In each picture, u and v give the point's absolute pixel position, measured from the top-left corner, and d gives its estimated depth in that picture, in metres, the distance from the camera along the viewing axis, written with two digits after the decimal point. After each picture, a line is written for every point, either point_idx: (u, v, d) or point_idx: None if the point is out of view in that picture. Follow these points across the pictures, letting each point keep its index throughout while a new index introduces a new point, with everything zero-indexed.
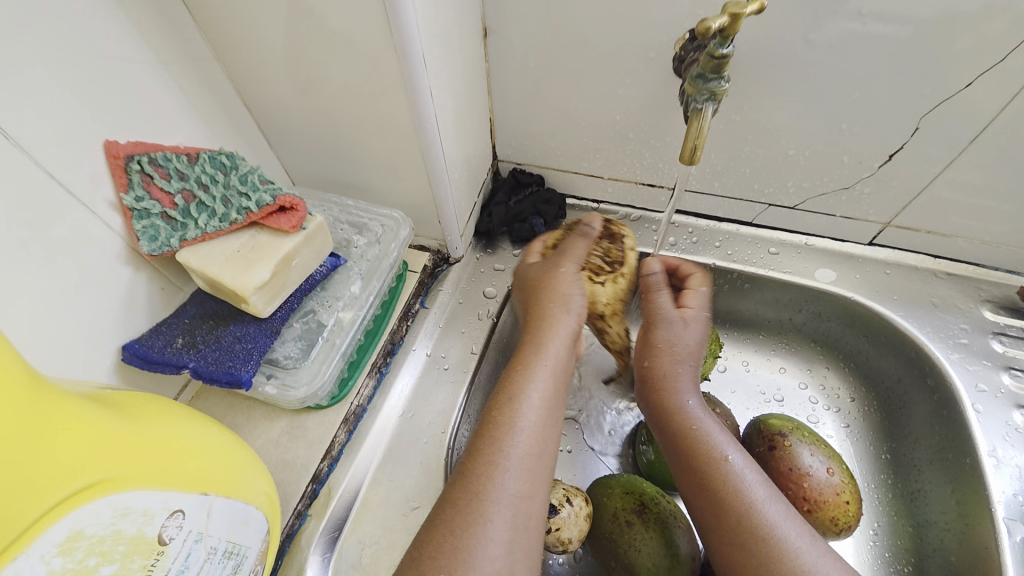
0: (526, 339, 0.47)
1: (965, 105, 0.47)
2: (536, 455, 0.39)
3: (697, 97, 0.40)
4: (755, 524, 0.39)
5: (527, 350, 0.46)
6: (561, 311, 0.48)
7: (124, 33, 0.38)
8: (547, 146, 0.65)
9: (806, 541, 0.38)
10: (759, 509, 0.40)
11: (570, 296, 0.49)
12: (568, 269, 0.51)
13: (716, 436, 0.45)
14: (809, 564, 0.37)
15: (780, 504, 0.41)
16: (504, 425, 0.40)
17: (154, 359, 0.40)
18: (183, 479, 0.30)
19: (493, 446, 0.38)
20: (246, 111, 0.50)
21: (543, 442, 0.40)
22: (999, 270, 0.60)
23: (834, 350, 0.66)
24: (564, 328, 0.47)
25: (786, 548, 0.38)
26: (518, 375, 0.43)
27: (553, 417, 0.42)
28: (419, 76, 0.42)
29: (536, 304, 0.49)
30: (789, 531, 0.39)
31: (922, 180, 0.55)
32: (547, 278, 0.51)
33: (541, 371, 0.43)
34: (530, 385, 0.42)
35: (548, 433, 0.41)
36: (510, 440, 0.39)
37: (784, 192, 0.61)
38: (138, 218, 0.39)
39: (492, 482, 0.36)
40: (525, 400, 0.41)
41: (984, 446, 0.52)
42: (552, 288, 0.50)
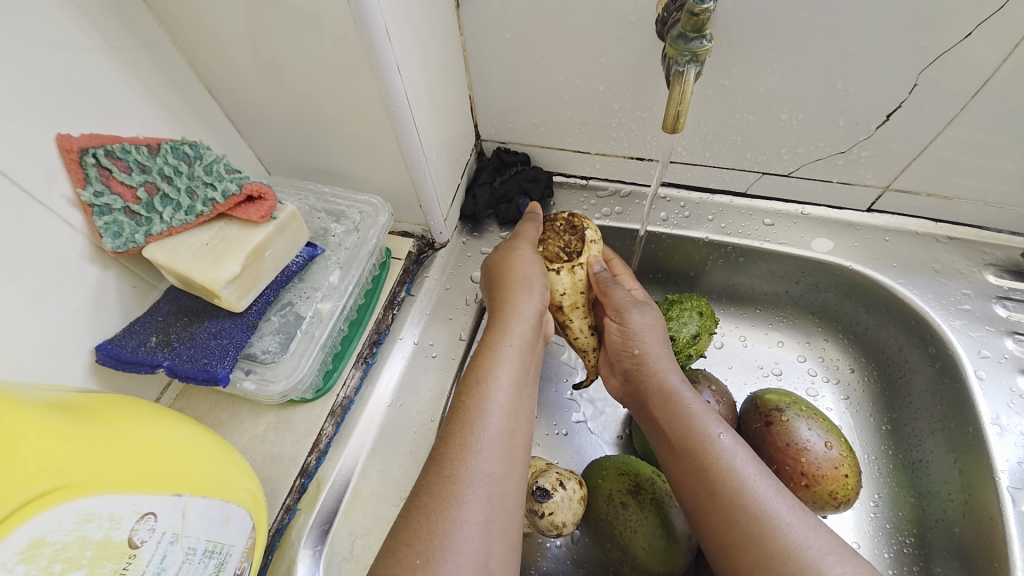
0: (490, 324, 0.47)
1: (968, 56, 0.45)
2: (510, 435, 0.39)
3: (679, 59, 0.37)
4: (745, 502, 0.38)
5: (491, 333, 0.45)
6: (523, 291, 0.48)
7: (67, 19, 0.35)
8: (530, 122, 0.62)
9: (796, 515, 0.37)
10: (751, 487, 0.39)
11: (530, 276, 0.49)
12: (528, 253, 0.51)
13: (703, 417, 0.44)
14: (803, 540, 0.36)
15: (769, 480, 0.40)
16: (473, 407, 0.39)
17: (127, 359, 0.39)
18: (153, 481, 0.29)
19: (464, 430, 0.38)
20: (211, 99, 0.48)
21: (516, 423, 0.40)
22: (1002, 233, 0.58)
23: (833, 321, 0.64)
24: (528, 308, 0.47)
25: (777, 524, 0.37)
26: (484, 358, 0.43)
27: (523, 396, 0.42)
28: (384, 51, 0.40)
29: (498, 289, 0.49)
30: (780, 506, 0.38)
31: (922, 140, 0.52)
32: (519, 264, 0.50)
33: (506, 351, 0.43)
34: (496, 366, 0.42)
35: (517, 412, 0.41)
36: (481, 421, 0.39)
37: (778, 159, 0.58)
38: (99, 215, 0.38)
39: (466, 465, 0.36)
40: (494, 381, 0.41)
41: (986, 414, 0.50)
42: (512, 272, 0.49)
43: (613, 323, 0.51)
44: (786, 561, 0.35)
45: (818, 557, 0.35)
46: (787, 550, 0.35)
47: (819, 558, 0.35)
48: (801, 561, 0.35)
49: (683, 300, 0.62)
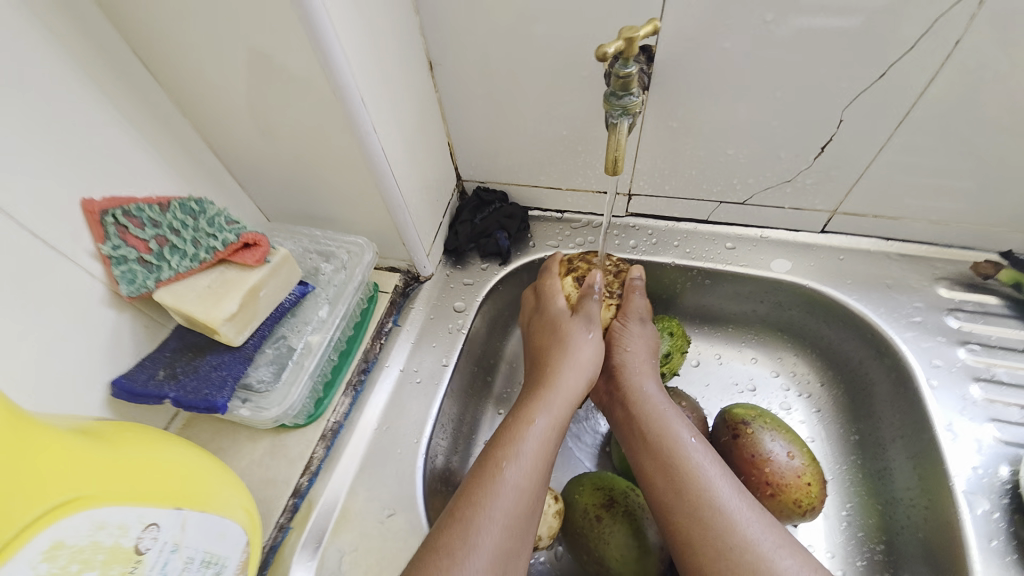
0: (532, 392, 0.50)
1: (882, 95, 0.50)
2: (525, 509, 0.42)
3: (612, 113, 0.42)
4: (712, 498, 0.42)
5: (531, 404, 0.48)
6: (573, 372, 0.50)
7: (92, 103, 0.42)
8: (505, 164, 0.68)
9: (752, 515, 0.41)
10: (716, 486, 0.43)
11: (588, 362, 0.52)
12: (593, 336, 0.53)
13: (673, 420, 0.48)
14: (758, 534, 0.39)
15: (732, 480, 0.43)
16: (501, 478, 0.42)
17: (138, 392, 0.44)
18: (158, 496, 0.34)
19: (486, 496, 0.41)
20: (215, 158, 0.55)
21: (534, 499, 0.43)
22: (951, 247, 0.62)
23: (800, 338, 0.68)
24: (573, 388, 0.50)
25: (737, 520, 0.40)
26: (520, 427, 0.46)
27: (543, 474, 0.45)
28: (361, 114, 0.46)
29: (549, 357, 0.52)
30: (738, 504, 0.41)
31: (859, 166, 0.57)
32: (571, 336, 0.52)
33: (540, 427, 0.46)
34: (527, 439, 0.45)
35: (537, 490, 0.44)
36: (501, 494, 0.42)
37: (732, 189, 0.63)
38: (116, 264, 0.43)
39: (479, 533, 0.39)
40: (522, 454, 0.44)
41: (940, 420, 0.52)
42: (570, 346, 0.52)
43: (617, 323, 0.55)
44: (742, 553, 0.39)
45: (771, 551, 0.38)
46: (744, 544, 0.39)
47: (770, 551, 0.38)
48: (756, 552, 0.38)
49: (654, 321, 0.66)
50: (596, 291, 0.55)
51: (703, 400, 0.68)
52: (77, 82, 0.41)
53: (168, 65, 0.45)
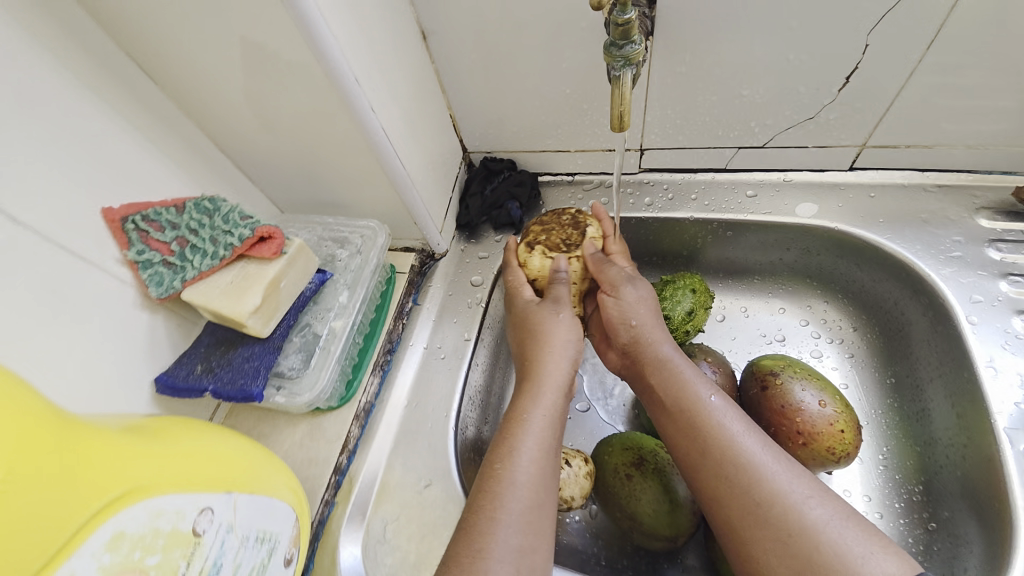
0: (521, 388, 0.48)
1: (912, 11, 0.46)
2: (538, 505, 0.40)
3: (613, 65, 0.40)
4: (735, 455, 0.41)
5: (522, 398, 0.46)
6: (557, 356, 0.49)
7: (97, 111, 0.43)
8: (510, 131, 0.67)
9: (782, 466, 0.40)
10: (738, 442, 0.41)
11: (566, 342, 0.49)
12: (565, 315, 0.51)
13: (693, 380, 0.46)
14: (786, 485, 0.38)
15: (756, 435, 0.42)
16: (503, 479, 0.40)
17: (181, 387, 0.47)
18: (208, 482, 0.36)
19: (491, 499, 0.40)
20: (222, 155, 0.55)
21: (544, 493, 0.41)
22: (994, 173, 0.58)
23: (830, 283, 0.65)
24: (559, 375, 0.48)
25: (763, 474, 0.39)
26: (515, 426, 0.44)
27: (550, 467, 0.43)
28: (357, 94, 0.45)
29: (529, 348, 0.50)
30: (766, 458, 0.40)
31: (888, 94, 0.53)
32: (544, 321, 0.51)
33: (537, 420, 0.44)
34: (525, 436, 0.43)
35: (546, 484, 0.42)
36: (509, 495, 0.40)
37: (750, 133, 0.60)
38: (144, 268, 0.45)
39: (491, 537, 0.37)
40: (522, 453, 0.42)
41: (981, 356, 0.50)
42: (545, 332, 0.50)
43: (608, 298, 0.53)
44: (771, 506, 0.38)
45: (800, 500, 0.37)
46: (772, 497, 0.38)
47: (801, 500, 0.37)
48: (786, 504, 0.37)
49: (676, 279, 0.65)
50: (563, 272, 0.54)
51: (731, 355, 0.67)
52: (74, 91, 0.41)
53: (164, 65, 0.46)
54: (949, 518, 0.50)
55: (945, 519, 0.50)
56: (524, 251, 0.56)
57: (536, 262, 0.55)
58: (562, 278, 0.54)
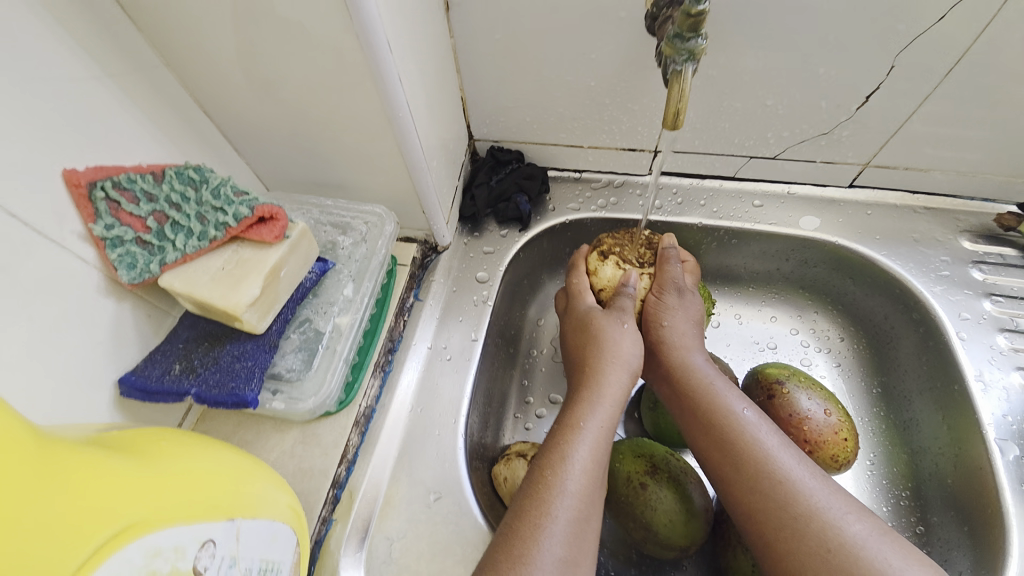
0: (575, 396, 0.46)
1: (937, 39, 0.47)
2: (584, 519, 0.38)
3: (676, 58, 0.40)
4: (770, 470, 0.40)
5: (577, 407, 0.44)
6: (618, 368, 0.47)
7: (63, 51, 0.35)
8: (523, 120, 0.63)
9: (817, 481, 0.40)
10: (774, 457, 0.41)
11: (631, 355, 0.48)
12: (630, 326, 0.50)
13: (725, 394, 0.46)
14: (823, 503, 0.38)
15: (791, 450, 0.42)
16: (553, 486, 0.38)
17: (154, 390, 0.40)
18: (204, 510, 0.30)
19: (539, 507, 0.37)
20: (205, 118, 0.48)
21: (592, 506, 0.39)
22: (975, 200, 0.62)
23: (823, 295, 0.68)
24: (618, 387, 0.46)
25: (800, 490, 0.39)
26: (569, 433, 0.42)
27: (601, 480, 0.41)
28: (387, 63, 0.40)
29: (590, 354, 0.49)
30: (801, 474, 0.40)
31: (900, 116, 0.55)
32: (607, 330, 0.49)
33: (593, 430, 0.42)
34: (578, 444, 0.41)
35: (595, 495, 0.40)
36: (557, 502, 0.38)
37: (764, 143, 0.61)
38: (112, 247, 0.37)
39: (537, 545, 0.35)
40: (574, 461, 0.40)
41: (971, 371, 0.54)
42: (609, 340, 0.48)
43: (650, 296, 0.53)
44: (808, 522, 0.37)
45: (839, 516, 0.37)
46: (810, 513, 0.38)
47: (838, 517, 0.37)
48: (824, 521, 0.37)
49: None
50: (631, 288, 0.52)
51: (727, 360, 0.67)
52: (37, 21, 0.33)
53: (147, 3, 0.38)
54: (938, 523, 0.54)
55: (934, 524, 0.54)
56: (596, 259, 0.55)
57: (605, 271, 0.54)
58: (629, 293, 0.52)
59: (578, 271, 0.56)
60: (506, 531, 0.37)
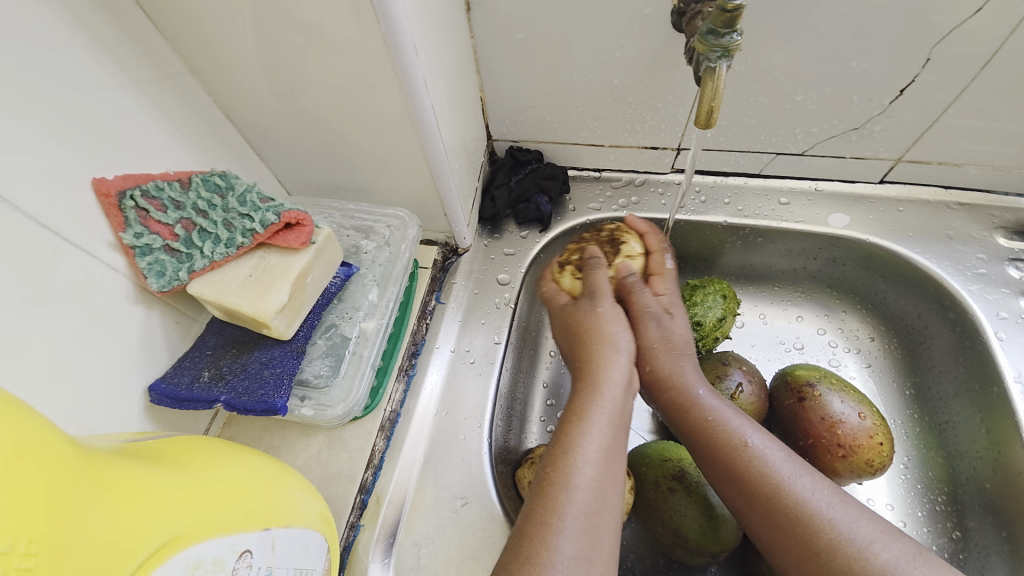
0: (577, 387, 0.45)
1: (978, 29, 0.45)
2: (595, 513, 0.37)
3: (709, 55, 0.39)
4: (786, 502, 0.39)
5: (579, 397, 0.43)
6: (615, 357, 0.46)
7: (91, 60, 0.35)
8: (543, 120, 0.62)
9: (840, 506, 0.38)
10: (788, 487, 0.40)
11: (616, 334, 0.47)
12: (606, 307, 0.49)
13: (733, 418, 0.44)
14: (847, 530, 0.37)
15: (807, 475, 0.40)
16: (559, 482, 0.37)
17: (184, 397, 0.40)
18: (239, 521, 0.30)
19: (547, 506, 0.36)
20: (228, 124, 0.48)
21: (604, 499, 0.38)
22: (1011, 195, 0.60)
23: (852, 294, 0.66)
24: (617, 371, 0.45)
25: (819, 522, 0.37)
26: (572, 426, 0.41)
27: (612, 469, 0.40)
28: (412, 65, 0.39)
29: (582, 349, 0.47)
30: (822, 500, 0.38)
31: (935, 110, 0.53)
32: (585, 321, 0.48)
33: (597, 421, 0.41)
34: (584, 437, 0.40)
35: (607, 486, 0.38)
36: (566, 499, 0.37)
37: (792, 139, 0.59)
38: (141, 256, 0.37)
39: (547, 545, 0.34)
40: (580, 454, 0.39)
41: (1010, 373, 0.53)
42: (594, 330, 0.48)
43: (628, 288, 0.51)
44: (832, 557, 0.36)
45: (864, 547, 0.35)
46: (831, 547, 0.36)
47: (865, 547, 0.35)
48: (848, 552, 0.35)
49: (705, 284, 0.61)
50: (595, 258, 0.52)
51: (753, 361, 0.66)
52: (65, 29, 0.33)
53: (171, 10, 0.37)
54: (975, 528, 0.53)
55: (972, 529, 0.53)
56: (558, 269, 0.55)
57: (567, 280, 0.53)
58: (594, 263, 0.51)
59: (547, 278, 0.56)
60: (517, 536, 0.36)
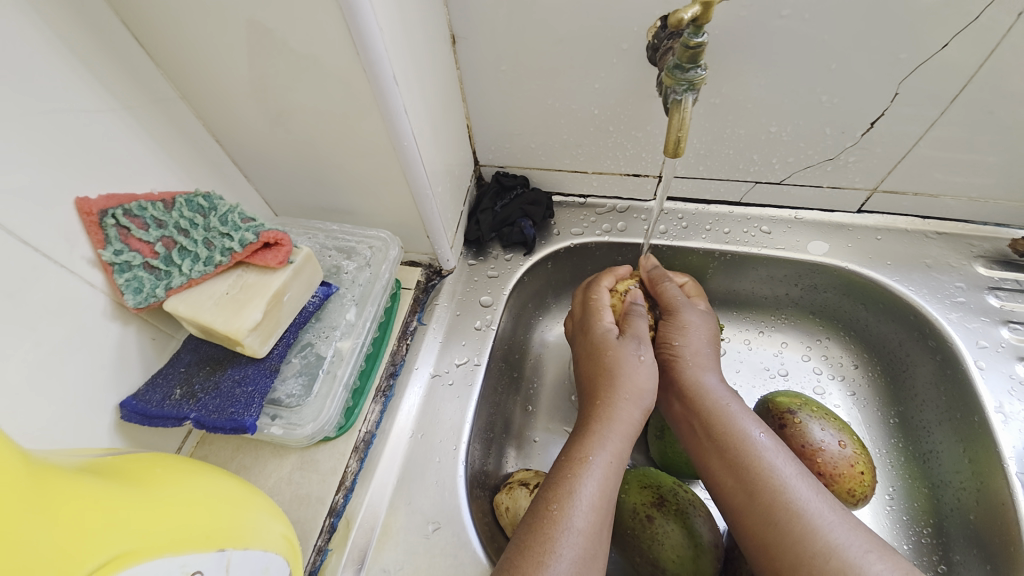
0: (585, 426, 0.44)
1: (943, 64, 0.47)
2: (592, 557, 0.36)
3: (676, 88, 0.41)
4: (787, 500, 0.38)
5: (586, 437, 0.42)
6: (629, 405, 0.44)
7: (80, 85, 0.36)
8: (527, 146, 0.64)
9: (837, 514, 0.37)
10: (789, 487, 0.39)
11: (645, 390, 0.45)
12: (647, 359, 0.47)
13: (739, 416, 0.44)
14: (843, 538, 0.36)
15: (808, 480, 0.40)
16: (559, 521, 0.37)
17: (153, 414, 0.40)
18: (195, 540, 0.30)
19: (543, 544, 0.36)
20: (217, 146, 0.49)
21: (599, 544, 0.37)
22: (988, 225, 0.61)
23: (834, 320, 0.66)
24: (629, 423, 0.44)
25: (818, 524, 0.37)
26: (576, 465, 0.40)
27: (610, 514, 0.39)
28: (392, 94, 0.41)
29: (599, 386, 0.46)
30: (820, 505, 0.38)
31: (906, 142, 0.54)
32: (623, 364, 0.46)
33: (602, 463, 0.40)
34: (585, 478, 0.39)
35: (603, 531, 0.38)
36: (563, 540, 0.36)
37: (770, 169, 0.60)
38: (119, 272, 0.38)
39: None
40: (582, 496, 0.38)
41: (990, 403, 0.53)
42: (622, 374, 0.45)
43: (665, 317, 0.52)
44: (828, 559, 0.35)
45: (859, 556, 0.35)
46: (829, 549, 0.35)
47: (859, 555, 0.35)
48: (845, 557, 0.35)
49: None
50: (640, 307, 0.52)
51: (736, 387, 0.65)
52: (57, 55, 0.35)
53: (164, 38, 0.39)
54: (960, 561, 0.52)
55: (956, 563, 0.52)
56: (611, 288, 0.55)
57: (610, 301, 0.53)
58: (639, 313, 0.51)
59: (599, 288, 0.55)
60: (517, 556, 0.36)
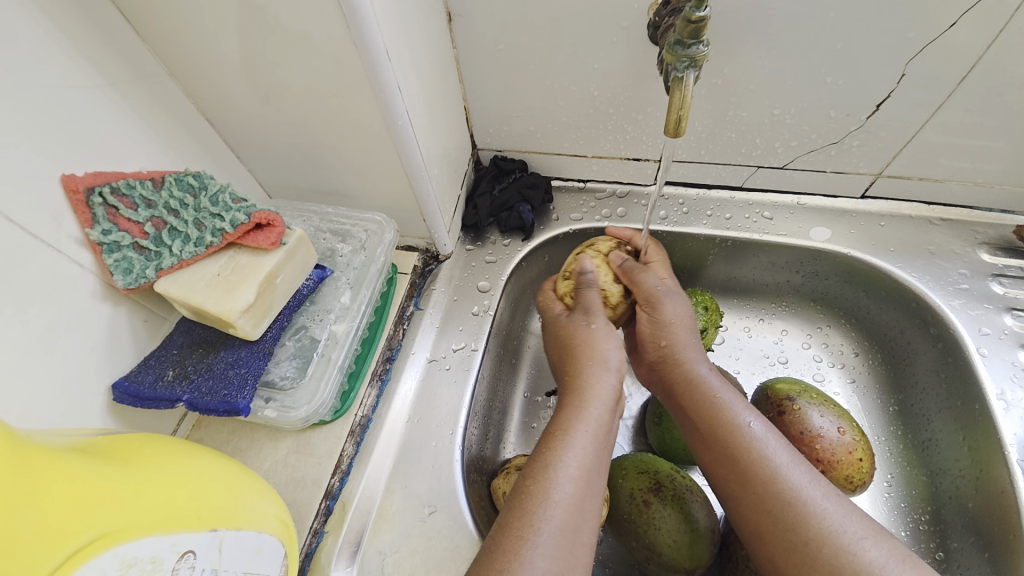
0: (564, 401, 0.43)
1: (952, 45, 0.46)
2: (572, 531, 0.36)
3: (677, 64, 0.40)
4: (781, 488, 0.38)
5: (563, 410, 0.42)
6: (599, 371, 0.44)
7: (64, 60, 0.35)
8: (526, 130, 0.63)
9: (832, 501, 0.37)
10: (784, 474, 0.39)
11: (608, 353, 0.45)
12: (599, 325, 0.47)
13: (733, 405, 0.43)
14: (838, 525, 0.35)
15: (803, 467, 0.39)
16: (536, 494, 0.37)
17: (146, 396, 0.39)
18: (187, 521, 0.30)
19: (522, 519, 0.36)
20: (209, 126, 0.48)
21: (581, 518, 0.37)
22: (994, 211, 0.60)
23: (835, 308, 0.66)
24: (606, 390, 0.43)
25: (811, 510, 0.36)
26: (555, 440, 0.40)
27: (593, 489, 0.38)
28: (385, 72, 0.40)
29: (570, 363, 0.46)
30: (814, 492, 0.37)
31: (912, 127, 0.53)
32: (577, 336, 0.47)
33: (581, 437, 0.40)
34: (564, 452, 0.39)
35: (586, 504, 0.37)
36: (542, 513, 0.36)
37: (773, 153, 0.59)
38: (108, 252, 0.38)
39: (519, 557, 0.33)
40: (560, 469, 0.38)
41: (992, 391, 0.52)
42: (583, 345, 0.46)
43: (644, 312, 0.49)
44: (821, 546, 0.35)
45: (855, 541, 0.34)
46: (822, 536, 0.35)
47: (854, 541, 0.34)
48: (837, 544, 0.35)
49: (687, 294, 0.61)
50: (590, 274, 0.51)
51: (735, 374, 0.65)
52: (41, 28, 0.34)
53: (149, 10, 0.38)
54: (957, 548, 0.52)
55: (954, 550, 0.52)
56: (559, 275, 0.54)
57: (561, 284, 0.53)
58: (588, 279, 0.50)
59: (544, 292, 0.55)
60: (501, 533, 0.36)
